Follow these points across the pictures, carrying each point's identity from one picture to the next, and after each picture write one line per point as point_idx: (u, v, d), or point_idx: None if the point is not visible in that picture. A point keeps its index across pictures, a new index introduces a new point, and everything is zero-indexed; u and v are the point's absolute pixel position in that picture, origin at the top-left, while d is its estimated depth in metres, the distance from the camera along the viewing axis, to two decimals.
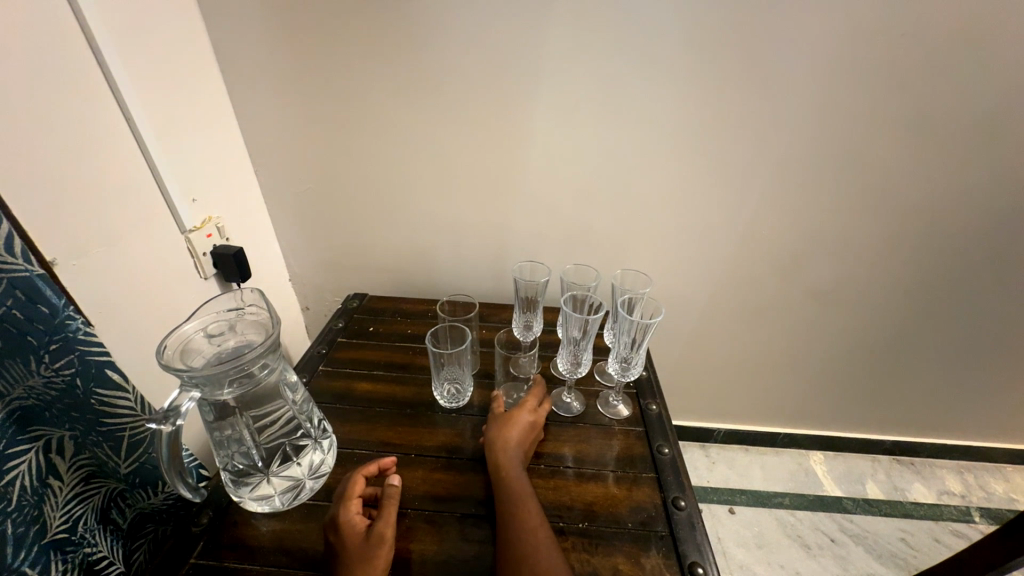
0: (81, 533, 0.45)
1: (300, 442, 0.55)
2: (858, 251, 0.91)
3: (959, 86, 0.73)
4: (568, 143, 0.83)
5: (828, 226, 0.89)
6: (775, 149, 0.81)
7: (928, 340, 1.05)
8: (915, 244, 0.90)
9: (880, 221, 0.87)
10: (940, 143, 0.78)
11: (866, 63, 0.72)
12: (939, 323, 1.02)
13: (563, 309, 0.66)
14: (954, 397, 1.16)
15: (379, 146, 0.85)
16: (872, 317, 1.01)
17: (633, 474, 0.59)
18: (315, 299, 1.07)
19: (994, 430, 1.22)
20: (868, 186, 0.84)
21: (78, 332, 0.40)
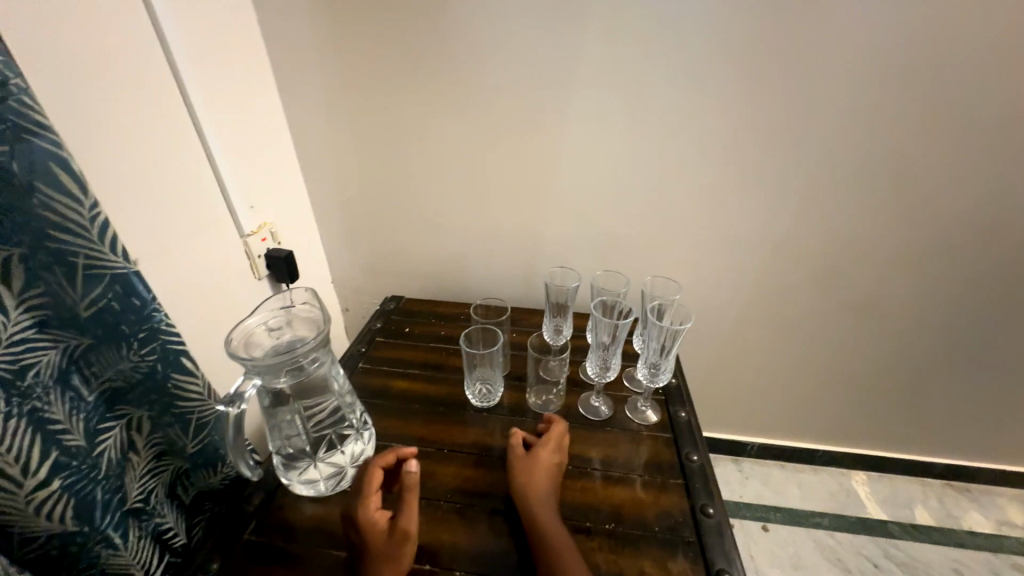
0: (151, 505, 0.50)
1: (344, 432, 0.59)
2: (904, 262, 0.88)
3: (1014, 89, 0.70)
4: (600, 151, 0.84)
5: (871, 235, 0.86)
6: (812, 157, 0.80)
7: (985, 357, 0.99)
8: (967, 255, 0.86)
9: (927, 231, 0.84)
10: (993, 149, 0.75)
11: (909, 68, 0.70)
12: (997, 339, 0.96)
13: (593, 314, 0.68)
14: (1015, 420, 1.08)
15: (418, 155, 0.89)
16: (920, 331, 0.96)
17: (661, 480, 0.59)
18: (355, 301, 1.13)
19: None
20: (914, 194, 0.81)
21: (161, 322, 0.46)
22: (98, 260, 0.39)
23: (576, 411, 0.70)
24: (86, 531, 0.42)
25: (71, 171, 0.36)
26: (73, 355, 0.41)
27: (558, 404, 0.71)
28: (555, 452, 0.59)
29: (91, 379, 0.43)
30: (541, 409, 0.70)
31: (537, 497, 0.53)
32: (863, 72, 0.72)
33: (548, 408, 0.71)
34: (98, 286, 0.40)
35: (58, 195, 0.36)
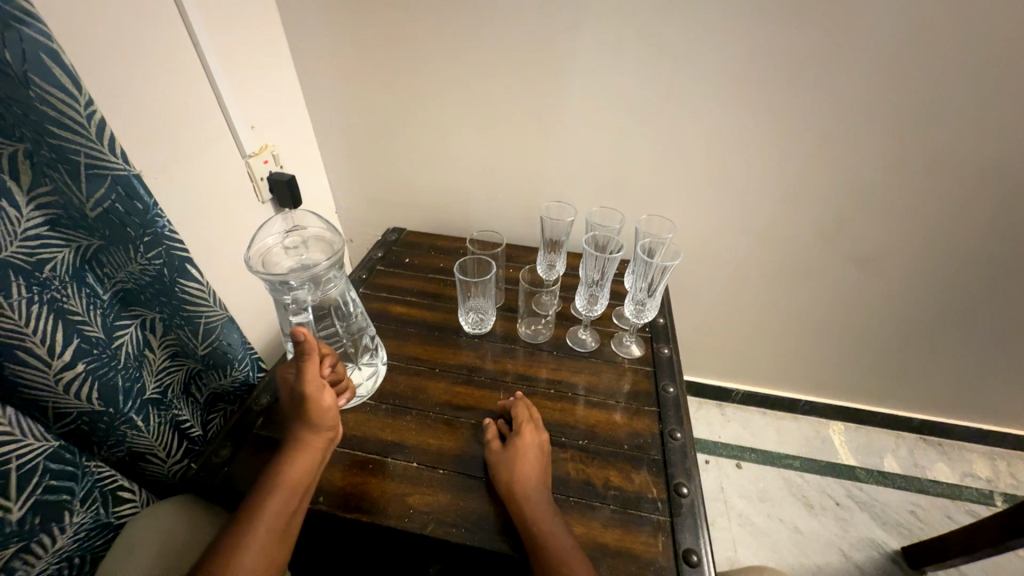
0: (169, 397, 0.56)
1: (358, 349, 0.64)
2: (914, 217, 0.86)
3: None
4: (610, 81, 0.80)
5: (885, 185, 0.83)
6: (835, 97, 0.75)
7: (981, 318, 0.99)
8: (981, 213, 0.83)
9: (945, 184, 0.81)
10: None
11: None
12: (995, 302, 0.96)
13: (586, 251, 0.69)
14: (998, 381, 1.10)
15: (419, 78, 0.86)
16: (918, 289, 0.96)
17: (636, 405, 0.64)
18: (357, 230, 1.15)
19: None
20: (939, 143, 0.77)
21: (164, 229, 0.47)
22: (99, 160, 0.40)
23: (564, 342, 0.73)
24: (112, 412, 0.48)
25: (63, 63, 0.35)
26: (86, 255, 0.44)
27: (547, 335, 0.74)
28: (529, 426, 0.57)
29: (104, 278, 0.47)
30: (530, 338, 0.74)
31: (518, 470, 0.52)
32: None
33: (537, 338, 0.74)
34: (101, 187, 0.41)
35: (53, 90, 0.35)
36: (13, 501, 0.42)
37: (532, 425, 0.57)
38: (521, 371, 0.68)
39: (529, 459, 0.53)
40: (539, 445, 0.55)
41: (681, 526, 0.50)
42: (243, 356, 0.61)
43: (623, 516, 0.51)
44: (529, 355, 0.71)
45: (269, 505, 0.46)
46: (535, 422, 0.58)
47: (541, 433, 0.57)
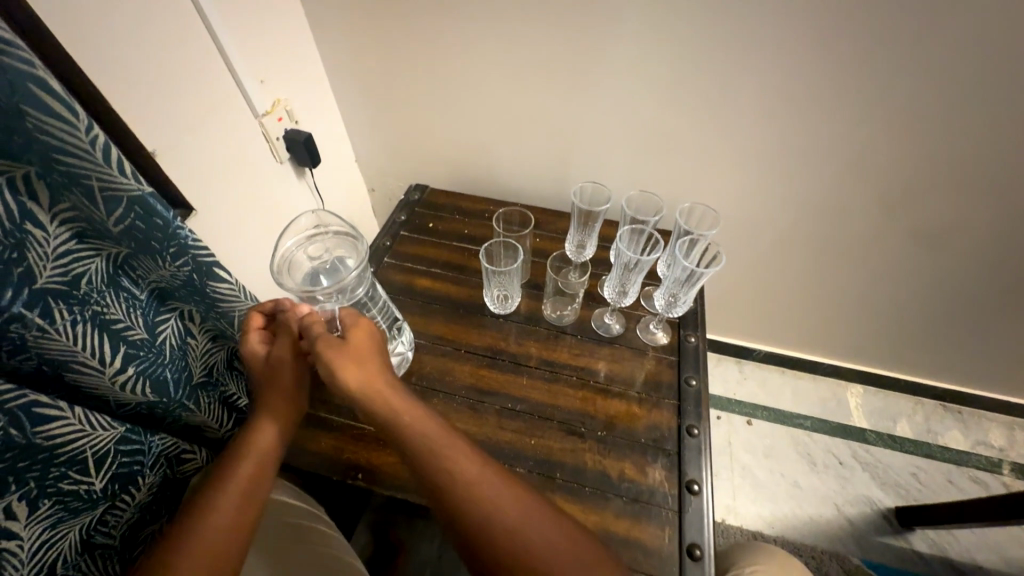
0: (215, 376, 0.60)
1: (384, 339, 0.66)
2: (994, 192, 0.76)
3: None
4: (662, 26, 0.69)
5: (972, 155, 0.72)
6: (932, 50, 0.63)
7: None
8: None
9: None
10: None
11: None
12: None
13: (618, 243, 0.66)
14: None
15: (442, 18, 0.76)
16: (979, 266, 0.89)
17: (656, 398, 0.65)
18: (379, 180, 1.11)
19: None
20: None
21: (188, 239, 0.47)
22: (111, 185, 0.39)
23: (589, 326, 0.72)
24: (165, 400, 0.52)
25: (55, 92, 0.33)
26: (117, 261, 0.44)
27: (572, 317, 0.74)
28: (339, 355, 0.51)
29: (139, 280, 0.48)
30: (555, 321, 0.73)
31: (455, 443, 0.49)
32: None
33: (562, 321, 0.73)
34: (118, 209, 0.40)
35: (46, 117, 0.33)
36: (93, 477, 0.47)
37: (334, 343, 0.52)
38: (545, 356, 0.69)
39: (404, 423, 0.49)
40: (351, 362, 0.51)
41: (688, 522, 0.54)
42: None
43: (634, 508, 0.55)
44: (553, 337, 0.72)
45: (238, 472, 0.49)
46: (352, 346, 0.52)
47: (367, 364, 0.52)
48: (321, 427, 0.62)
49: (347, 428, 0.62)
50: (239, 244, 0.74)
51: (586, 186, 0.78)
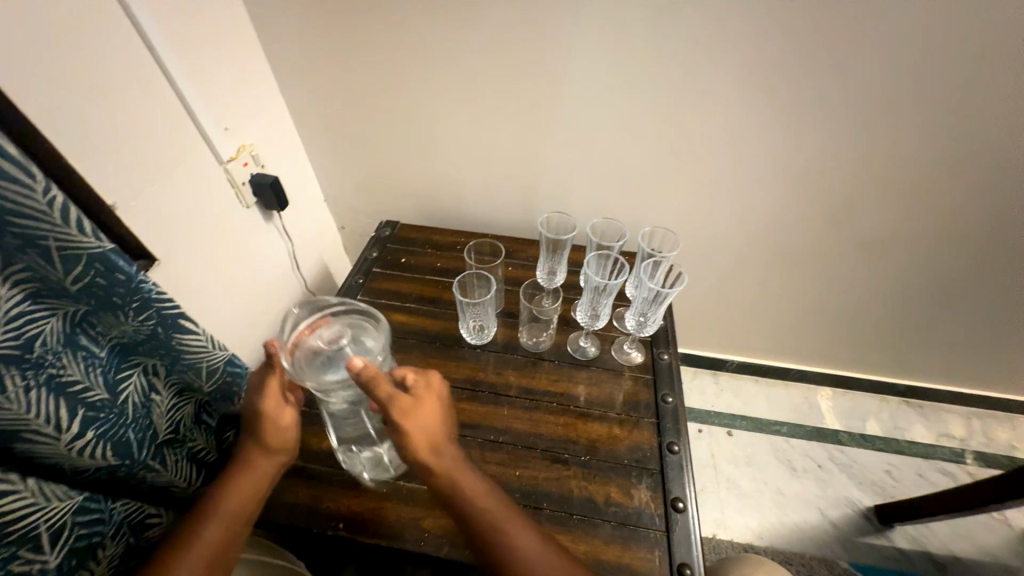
0: (182, 431, 0.57)
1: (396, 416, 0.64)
2: (917, 200, 0.84)
3: None
4: (610, 65, 0.74)
5: (895, 169, 0.80)
6: (847, 79, 0.71)
7: (974, 293, 1.00)
8: (982, 194, 0.82)
9: (958, 165, 0.79)
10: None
11: None
12: (991, 278, 0.96)
13: (588, 271, 0.67)
14: (983, 349, 1.14)
15: (404, 61, 0.79)
16: (916, 267, 0.96)
17: (635, 418, 0.66)
18: (350, 217, 1.11)
19: (1013, 381, 1.22)
20: (956, 125, 0.73)
21: (152, 292, 0.46)
22: (69, 243, 0.38)
23: (565, 350, 0.74)
24: (128, 462, 0.49)
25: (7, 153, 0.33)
26: (76, 319, 0.43)
27: (548, 343, 0.75)
28: (417, 428, 0.50)
29: (100, 337, 0.46)
30: (532, 348, 0.75)
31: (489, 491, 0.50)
32: None
33: (539, 348, 0.75)
34: (78, 267, 0.39)
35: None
36: (48, 554, 0.43)
37: (414, 405, 0.50)
38: (524, 385, 0.69)
39: (478, 503, 0.48)
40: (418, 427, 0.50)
41: (676, 541, 0.54)
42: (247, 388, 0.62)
43: (622, 531, 0.55)
44: (531, 364, 0.72)
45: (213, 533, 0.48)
46: (429, 418, 0.51)
47: (442, 437, 0.51)
48: (298, 476, 0.60)
49: (325, 475, 0.60)
50: (205, 290, 0.72)
51: (552, 216, 0.82)
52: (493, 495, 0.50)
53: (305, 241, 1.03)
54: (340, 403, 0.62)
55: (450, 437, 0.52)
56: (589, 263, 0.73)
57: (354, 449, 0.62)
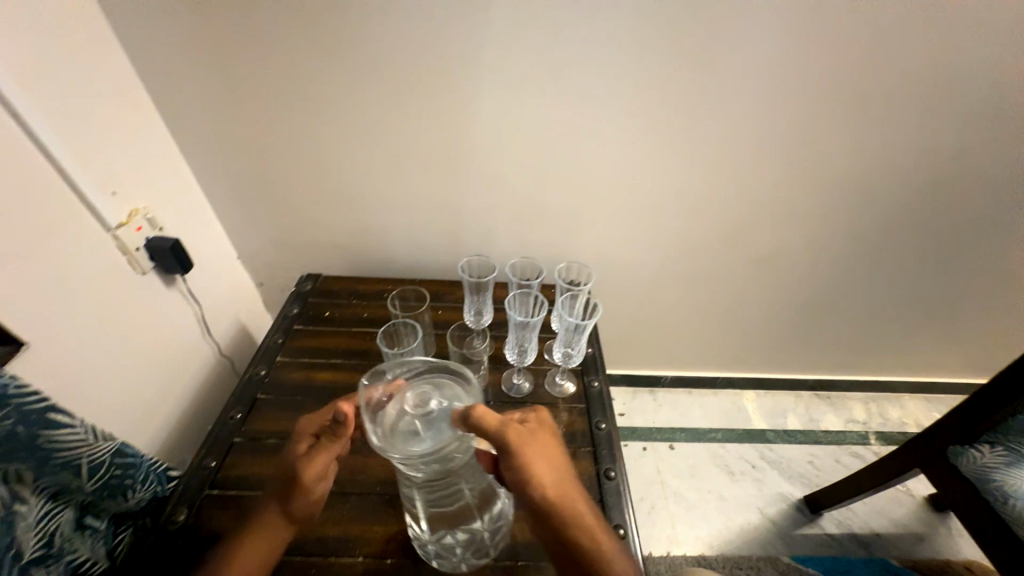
0: (58, 544, 0.49)
1: (485, 502, 0.56)
2: (786, 216, 0.98)
3: (874, 64, 0.76)
4: (511, 115, 0.81)
5: (763, 193, 0.94)
6: (712, 122, 0.82)
7: (845, 290, 1.16)
8: (833, 209, 0.97)
9: (811, 188, 0.93)
10: (870, 113, 0.82)
11: (791, 37, 0.73)
12: (855, 276, 1.13)
13: (508, 315, 0.71)
14: (862, 338, 1.31)
15: (313, 116, 0.81)
16: (797, 272, 1.11)
17: (572, 449, 0.67)
18: (269, 269, 1.07)
19: (891, 363, 1.41)
20: (803, 155, 0.88)
21: (10, 386, 0.43)
22: None
23: (499, 389, 0.74)
24: None
25: None
26: None
27: (482, 384, 0.75)
28: (535, 469, 0.51)
29: None
30: None
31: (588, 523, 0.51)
32: (770, 34, 0.72)
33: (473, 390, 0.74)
34: None
35: None
36: None
37: (524, 437, 0.51)
38: None
39: (587, 546, 0.49)
40: (535, 461, 0.51)
41: None
42: (144, 476, 0.57)
43: None
44: None
45: None
46: (547, 461, 0.52)
47: (558, 481, 0.52)
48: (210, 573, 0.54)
49: None
50: (91, 368, 0.65)
51: (471, 260, 0.84)
52: (605, 540, 0.50)
53: (217, 302, 0.96)
54: (434, 490, 0.53)
55: (569, 482, 0.52)
56: (512, 303, 0.77)
57: (443, 540, 0.56)
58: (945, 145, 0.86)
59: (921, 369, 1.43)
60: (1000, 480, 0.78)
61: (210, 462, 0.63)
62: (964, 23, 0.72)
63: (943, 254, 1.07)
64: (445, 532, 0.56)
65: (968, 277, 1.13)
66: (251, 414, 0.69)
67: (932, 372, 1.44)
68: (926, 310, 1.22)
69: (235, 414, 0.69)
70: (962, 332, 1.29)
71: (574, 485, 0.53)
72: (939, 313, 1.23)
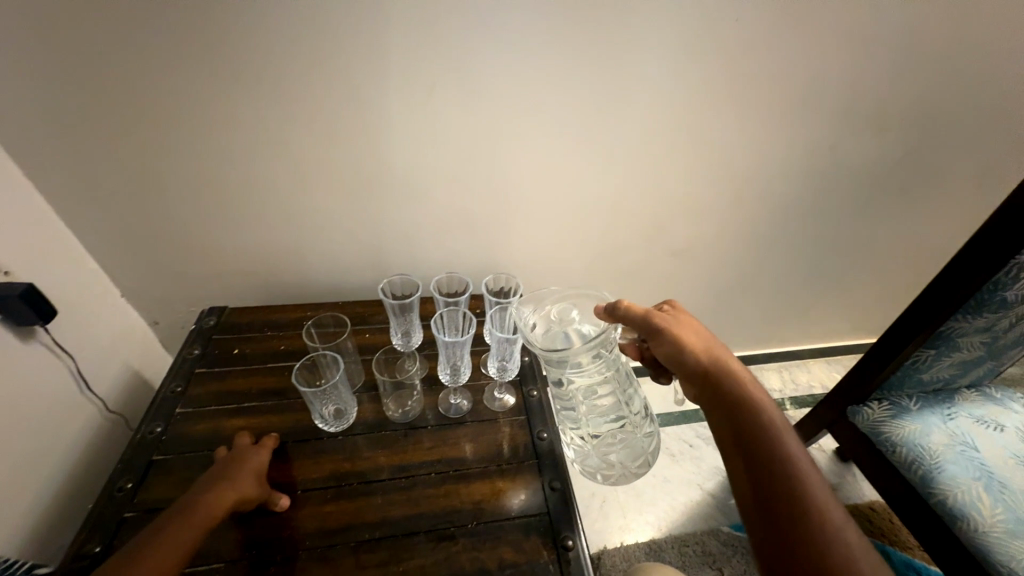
0: None
1: (637, 422, 0.64)
2: (697, 208, 1.05)
3: (757, 67, 0.83)
4: (422, 121, 0.78)
5: (674, 188, 0.99)
6: (622, 123, 0.85)
7: (752, 271, 1.27)
8: (736, 199, 1.05)
9: (715, 181, 1.00)
10: (758, 111, 0.89)
11: (684, 44, 0.77)
12: (760, 257, 1.23)
13: (439, 338, 0.66)
14: (771, 313, 1.44)
15: (196, 131, 0.72)
16: (711, 258, 1.19)
17: (515, 465, 0.65)
18: (161, 302, 0.94)
19: (796, 332, 1.56)
20: (706, 152, 0.94)
21: None
22: None
23: (436, 411, 0.71)
24: None
25: None
26: None
27: (418, 409, 0.71)
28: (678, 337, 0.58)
29: None
30: (401, 419, 0.70)
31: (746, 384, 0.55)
32: (665, 40, 0.76)
33: (408, 416, 0.70)
34: None
35: None
36: None
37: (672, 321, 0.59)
38: (398, 463, 0.64)
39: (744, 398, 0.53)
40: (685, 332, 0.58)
41: None
42: None
43: None
44: (403, 436, 0.68)
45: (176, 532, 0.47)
46: (691, 331, 0.59)
47: (705, 343, 0.58)
48: None
49: None
50: None
51: (392, 280, 0.79)
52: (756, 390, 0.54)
53: (98, 350, 0.82)
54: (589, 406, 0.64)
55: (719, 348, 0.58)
56: (441, 324, 0.73)
57: (607, 457, 0.62)
58: (822, 137, 0.96)
59: (820, 335, 1.61)
60: (888, 430, 0.88)
61: (93, 547, 0.53)
62: (826, 30, 0.80)
63: (828, 233, 1.20)
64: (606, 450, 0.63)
65: (849, 250, 1.27)
66: (146, 480, 0.60)
67: (829, 336, 1.62)
68: (819, 283, 1.37)
69: (124, 485, 0.59)
70: (849, 299, 1.47)
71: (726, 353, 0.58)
72: (829, 285, 1.39)
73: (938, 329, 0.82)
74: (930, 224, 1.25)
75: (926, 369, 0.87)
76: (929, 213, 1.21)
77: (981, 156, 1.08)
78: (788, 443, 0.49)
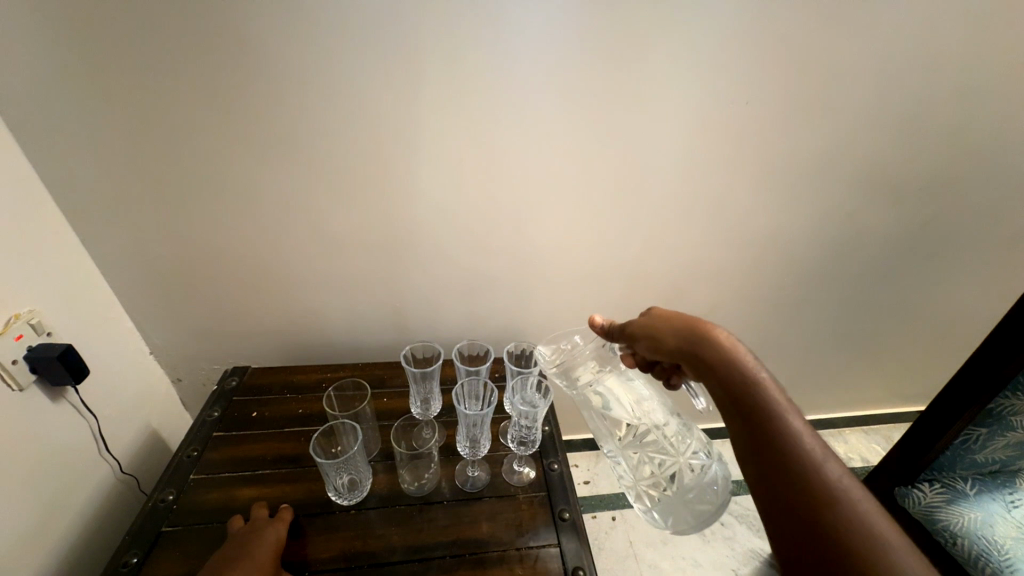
0: None
1: (692, 462, 0.59)
2: (715, 271, 1.04)
3: (768, 141, 0.86)
4: (448, 190, 0.82)
5: (692, 253, 1.00)
6: (638, 190, 0.88)
7: (777, 335, 1.23)
8: (755, 263, 1.05)
9: (733, 246, 1.00)
10: (773, 181, 0.92)
11: (696, 120, 0.82)
12: (783, 321, 1.20)
13: (462, 412, 0.65)
14: (799, 378, 1.38)
15: (243, 200, 0.78)
16: (732, 321, 1.16)
17: (537, 549, 0.61)
18: (188, 360, 0.96)
19: (826, 399, 1.48)
20: (724, 219, 0.95)
21: None
22: None
23: (453, 484, 0.69)
24: None
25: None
26: None
27: (434, 481, 0.69)
28: (652, 330, 0.57)
29: None
30: (415, 492, 0.67)
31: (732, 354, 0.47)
32: (679, 119, 0.81)
33: (423, 489, 0.68)
34: None
35: None
36: None
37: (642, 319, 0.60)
38: (411, 544, 0.60)
39: (725, 370, 0.47)
40: (659, 321, 0.57)
41: None
42: None
43: None
44: (417, 512, 0.64)
45: None
46: (666, 320, 0.56)
47: (680, 322, 0.55)
48: None
49: None
50: None
51: (414, 346, 0.80)
52: (746, 354, 0.48)
53: (122, 409, 0.83)
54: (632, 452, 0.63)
55: (698, 323, 0.53)
56: (461, 394, 0.74)
57: (668, 507, 0.58)
58: (840, 203, 0.98)
59: (854, 403, 1.52)
60: (946, 518, 0.80)
61: None
62: (833, 109, 0.84)
63: (855, 297, 1.17)
64: (665, 499, 0.59)
65: (877, 313, 1.23)
66: (151, 554, 0.57)
67: (864, 404, 1.53)
68: (849, 348, 1.32)
69: (129, 559, 0.56)
70: (882, 366, 1.40)
71: (711, 326, 0.52)
72: (861, 350, 1.33)
73: (986, 405, 0.77)
74: (961, 289, 1.21)
75: (980, 449, 0.81)
76: (958, 278, 1.18)
77: (1006, 221, 1.08)
78: (784, 405, 0.43)
